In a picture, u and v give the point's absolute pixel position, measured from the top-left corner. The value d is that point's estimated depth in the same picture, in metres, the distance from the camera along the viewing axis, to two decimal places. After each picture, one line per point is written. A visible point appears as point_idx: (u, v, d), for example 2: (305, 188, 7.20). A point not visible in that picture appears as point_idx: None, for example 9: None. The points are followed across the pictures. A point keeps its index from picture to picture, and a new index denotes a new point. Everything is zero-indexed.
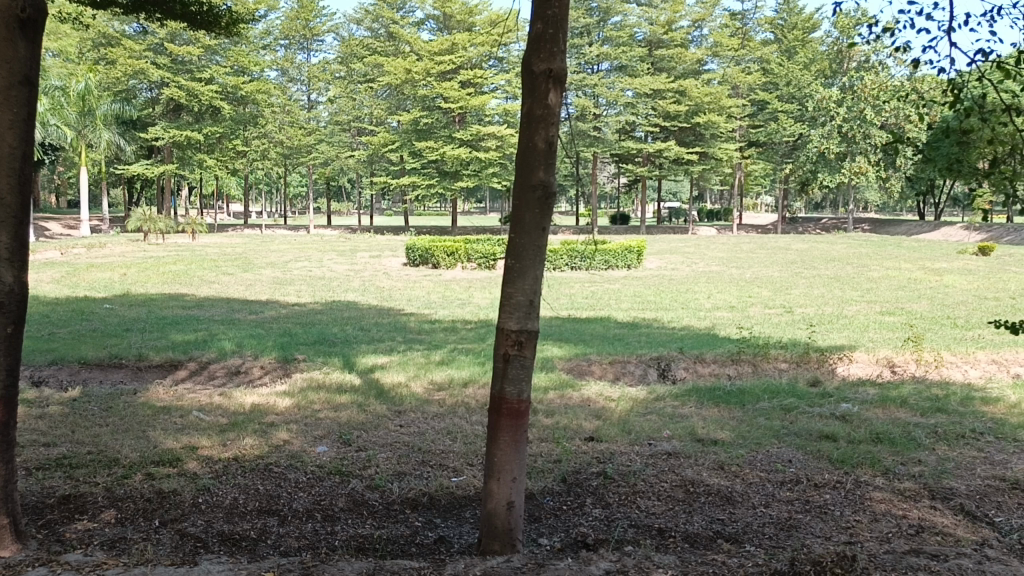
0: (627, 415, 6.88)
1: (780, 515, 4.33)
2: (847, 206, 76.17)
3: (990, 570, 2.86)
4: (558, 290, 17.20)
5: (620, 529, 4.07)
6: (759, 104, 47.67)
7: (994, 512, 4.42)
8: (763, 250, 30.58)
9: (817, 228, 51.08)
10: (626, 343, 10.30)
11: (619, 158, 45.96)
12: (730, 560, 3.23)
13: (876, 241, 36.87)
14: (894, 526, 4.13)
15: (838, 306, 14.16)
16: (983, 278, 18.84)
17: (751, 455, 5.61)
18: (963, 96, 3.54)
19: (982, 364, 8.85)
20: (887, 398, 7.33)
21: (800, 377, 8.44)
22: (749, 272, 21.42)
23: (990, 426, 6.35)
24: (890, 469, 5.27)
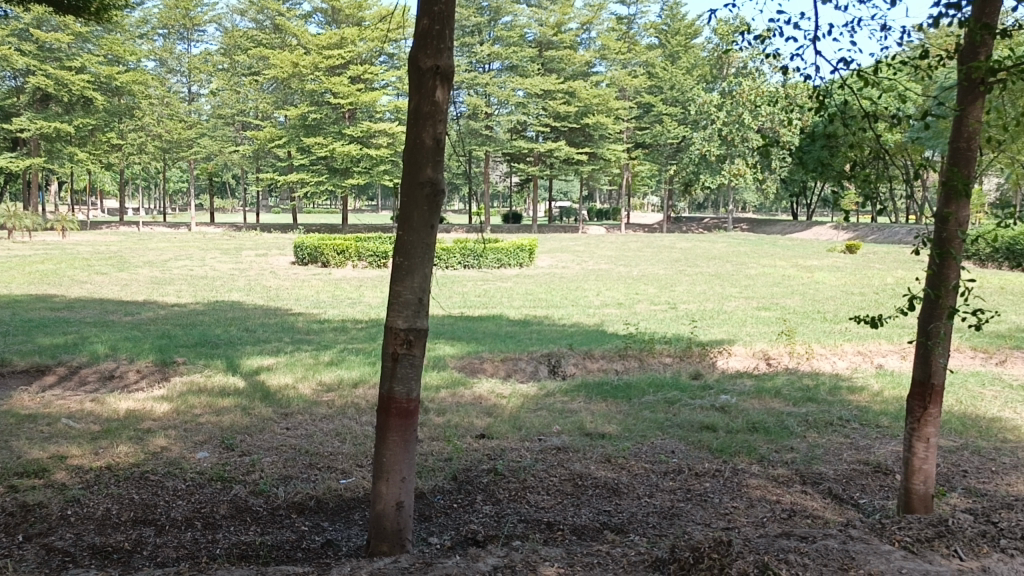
0: (518, 412, 6.94)
1: (664, 504, 4.48)
2: (727, 206, 79.58)
3: (854, 548, 3.03)
4: (450, 289, 17.16)
5: (509, 525, 4.10)
6: (645, 107, 49.00)
7: (858, 494, 4.71)
8: (649, 249, 31.50)
9: (699, 228, 53.06)
10: (517, 341, 10.40)
11: (510, 157, 46.24)
12: (614, 550, 3.30)
13: (754, 240, 38.59)
14: (768, 511, 4.33)
15: (718, 302, 14.75)
16: (849, 275, 20.04)
17: (637, 447, 5.77)
18: (830, 103, 3.69)
19: (849, 355, 9.41)
20: (762, 389, 7.68)
21: (682, 371, 8.75)
22: (636, 270, 22.01)
23: (855, 413, 6.74)
24: (765, 456, 5.52)
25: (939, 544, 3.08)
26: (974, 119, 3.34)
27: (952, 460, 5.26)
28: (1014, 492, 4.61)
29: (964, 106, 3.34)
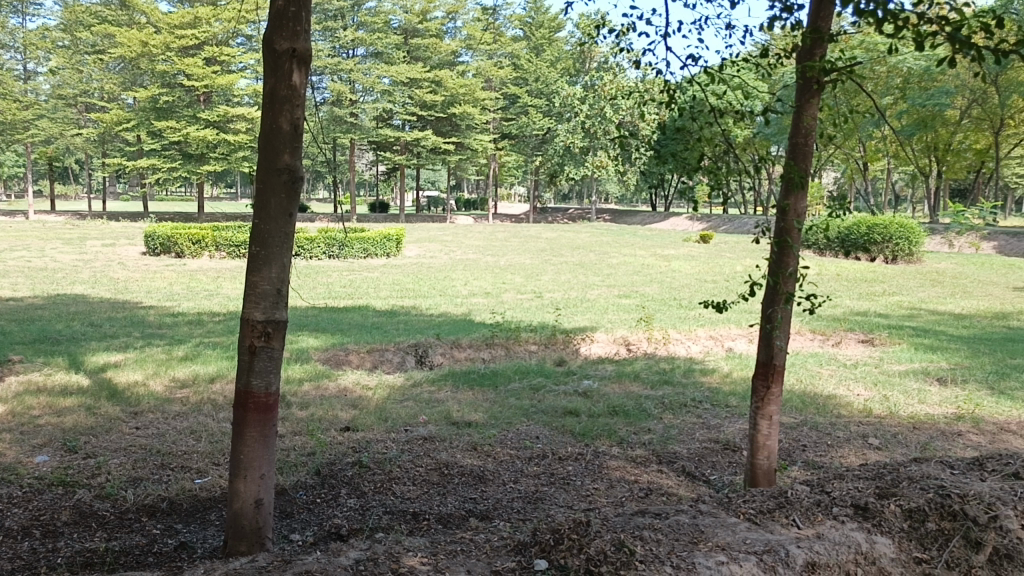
0: (384, 403, 6.88)
1: (529, 489, 4.56)
2: (591, 197, 81.96)
3: (704, 523, 3.18)
4: (314, 279, 16.74)
5: (374, 517, 4.04)
6: (511, 99, 49.54)
7: (710, 471, 4.96)
8: (516, 239, 31.87)
9: (564, 218, 54.24)
10: (384, 331, 10.29)
11: (376, 145, 45.53)
12: (477, 536, 3.33)
13: (616, 230, 39.85)
14: (627, 491, 4.49)
15: (581, 290, 15.12)
16: (702, 263, 21.08)
17: (502, 434, 5.83)
18: (680, 97, 3.82)
19: (702, 340, 9.87)
20: (622, 373, 7.96)
21: (547, 358, 8.93)
22: (502, 259, 22.24)
23: (707, 395, 7.10)
24: (624, 438, 5.72)
25: (780, 515, 3.29)
26: (811, 116, 3.56)
27: (793, 436, 5.64)
28: (846, 463, 5.00)
29: (801, 106, 3.57)
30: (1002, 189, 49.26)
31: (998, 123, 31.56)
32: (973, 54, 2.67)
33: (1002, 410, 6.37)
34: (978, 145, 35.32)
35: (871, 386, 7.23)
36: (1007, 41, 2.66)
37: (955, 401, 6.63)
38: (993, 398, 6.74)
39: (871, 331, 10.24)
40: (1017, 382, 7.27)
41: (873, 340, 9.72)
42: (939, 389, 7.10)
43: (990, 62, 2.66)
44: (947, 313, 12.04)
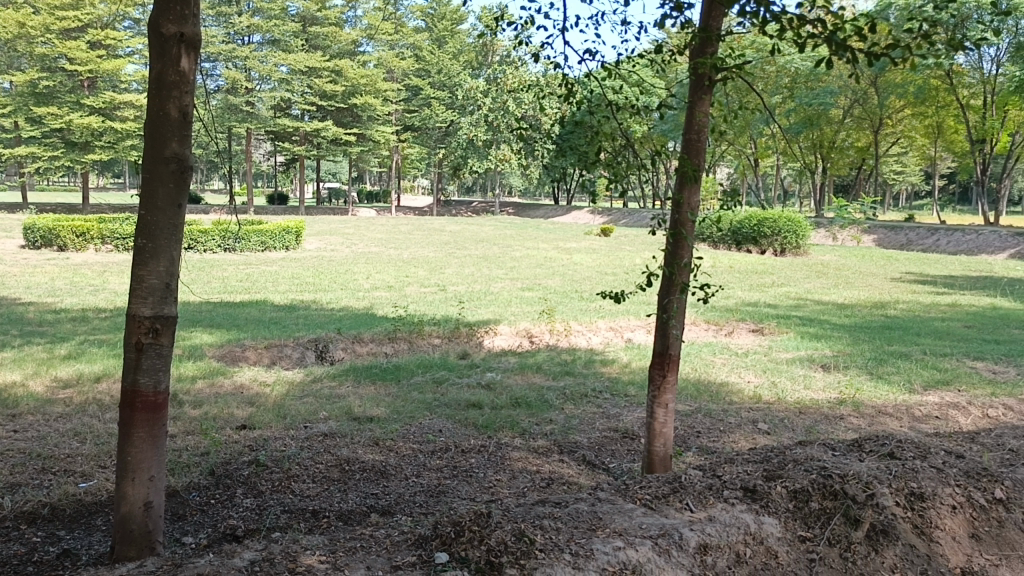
0: (283, 399, 6.72)
1: (431, 483, 4.55)
2: (495, 191, 82.36)
3: (602, 509, 3.25)
4: (208, 273, 16.16)
5: (272, 517, 3.95)
6: (413, 90, 49.22)
7: (609, 459, 5.07)
8: (419, 232, 31.67)
9: (467, 211, 54.24)
10: (282, 326, 10.04)
11: (274, 135, 44.33)
12: (377, 532, 3.29)
13: (519, 223, 40.12)
14: (529, 481, 4.53)
15: (485, 283, 15.15)
16: (603, 256, 21.47)
17: (404, 429, 5.79)
18: (580, 90, 3.85)
19: (602, 332, 10.06)
20: (525, 366, 8.02)
21: (450, 351, 8.91)
22: (405, 253, 22.06)
23: (607, 384, 7.25)
24: (526, 430, 5.77)
25: (674, 499, 3.39)
26: (702, 112, 3.67)
27: (687, 423, 5.82)
28: (737, 448, 5.21)
29: (694, 103, 3.67)
30: (881, 185, 52.15)
31: (877, 123, 33.41)
32: (849, 55, 2.80)
33: (879, 394, 6.76)
34: (860, 143, 37.31)
35: (761, 373, 7.54)
36: (878, 44, 2.81)
37: (837, 386, 7.00)
38: (871, 383, 7.14)
39: (761, 321, 10.66)
40: (894, 367, 7.72)
41: (763, 330, 10.12)
42: (822, 375, 7.48)
43: (864, 63, 2.79)
44: (831, 303, 12.67)
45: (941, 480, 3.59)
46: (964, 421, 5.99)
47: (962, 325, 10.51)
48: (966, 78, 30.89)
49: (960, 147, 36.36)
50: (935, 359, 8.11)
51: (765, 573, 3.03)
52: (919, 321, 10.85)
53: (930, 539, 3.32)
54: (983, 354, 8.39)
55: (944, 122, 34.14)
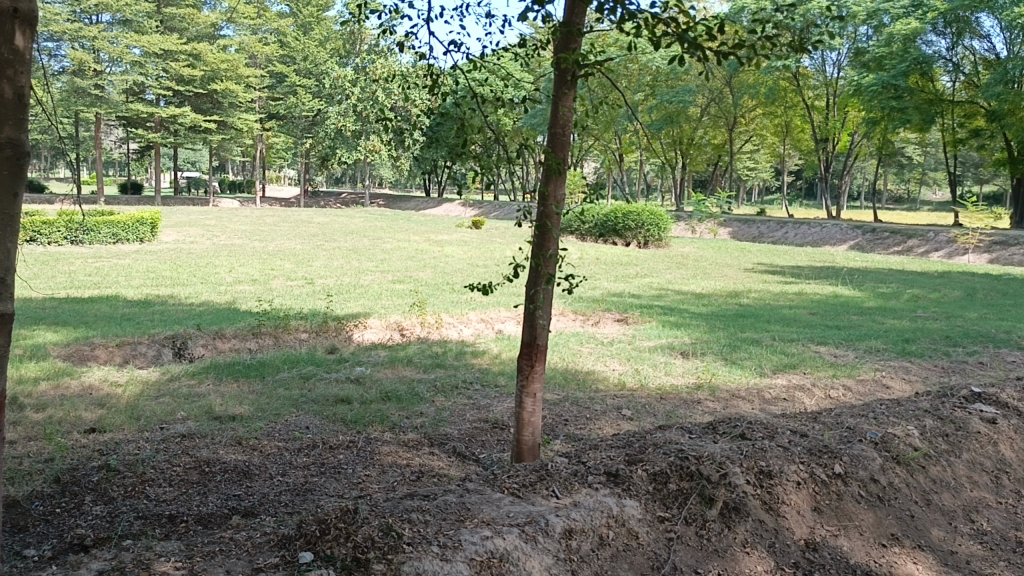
0: (137, 400, 6.36)
1: (297, 481, 4.43)
2: (364, 182, 81.24)
3: (470, 500, 3.26)
4: (53, 267, 15.06)
5: (124, 524, 3.71)
6: (277, 78, 47.75)
7: (479, 450, 5.11)
8: (286, 223, 30.72)
9: (336, 203, 53.19)
10: (137, 323, 9.50)
11: (127, 121, 41.84)
12: (238, 535, 3.18)
13: (389, 215, 39.66)
14: (398, 475, 4.50)
15: (355, 277, 14.86)
16: (474, 248, 21.57)
17: (269, 426, 5.62)
18: (445, 82, 3.83)
19: (473, 323, 10.09)
20: (395, 359, 7.95)
21: (318, 346, 8.70)
22: (271, 245, 21.35)
23: (478, 375, 7.30)
24: (396, 423, 5.72)
25: (540, 487, 3.45)
26: (566, 108, 3.74)
27: (555, 411, 5.94)
28: (602, 434, 5.36)
29: (558, 97, 3.73)
30: (735, 180, 55.03)
31: (731, 121, 35.19)
32: (699, 54, 2.93)
33: (733, 378, 7.13)
34: (717, 140, 39.14)
35: (625, 361, 7.81)
36: (726, 44, 2.96)
37: (695, 372, 7.34)
38: (726, 368, 7.54)
39: (626, 310, 11.01)
40: (746, 353, 8.17)
41: (627, 319, 10.46)
42: (682, 362, 7.82)
43: (713, 62, 2.93)
44: (690, 293, 13.24)
45: (786, 458, 3.83)
46: (808, 401, 6.42)
47: (807, 313, 11.24)
48: (810, 80, 33.04)
49: (805, 146, 38.86)
50: (784, 345, 8.64)
51: (626, 554, 3.14)
52: (769, 309, 11.53)
53: (777, 514, 3.53)
54: (824, 339, 9.00)
55: (791, 122, 36.44)
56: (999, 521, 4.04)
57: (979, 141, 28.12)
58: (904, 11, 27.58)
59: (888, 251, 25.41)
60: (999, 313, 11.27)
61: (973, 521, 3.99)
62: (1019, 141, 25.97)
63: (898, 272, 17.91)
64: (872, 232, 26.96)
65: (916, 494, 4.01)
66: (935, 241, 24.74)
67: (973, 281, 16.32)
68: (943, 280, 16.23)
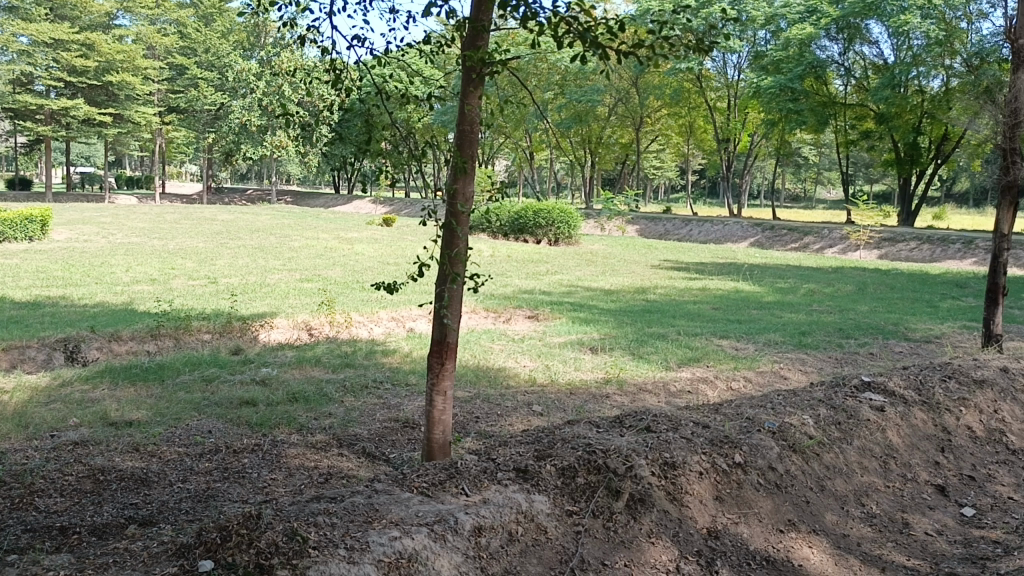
0: (24, 407, 6.01)
1: (199, 487, 4.28)
2: (270, 179, 79.31)
3: (378, 501, 3.22)
4: None
5: (10, 537, 3.50)
6: (178, 70, 46.07)
7: (389, 450, 5.06)
8: (187, 220, 29.64)
9: (242, 199, 51.72)
10: (25, 326, 8.98)
11: (14, 113, 39.51)
12: (134, 546, 3.05)
13: (297, 213, 38.74)
14: (306, 478, 4.40)
15: (260, 275, 14.47)
16: (385, 246, 21.32)
17: (168, 432, 5.40)
18: (348, 78, 3.76)
19: (384, 322, 9.98)
20: (302, 359, 7.79)
21: (222, 347, 8.43)
22: (171, 243, 20.56)
23: (388, 374, 7.23)
24: (304, 425, 5.60)
25: (450, 485, 3.43)
26: (472, 107, 3.73)
27: (466, 408, 5.93)
28: (513, 430, 5.37)
29: (466, 95, 3.72)
30: (642, 179, 56.20)
31: (639, 121, 35.88)
32: (602, 52, 2.97)
33: (640, 372, 7.29)
34: (625, 140, 39.77)
35: (536, 358, 7.86)
36: (626, 43, 3.01)
37: (604, 367, 7.45)
38: (633, 362, 7.68)
39: (537, 308, 11.09)
40: (652, 347, 8.37)
41: (538, 316, 10.53)
42: (591, 357, 7.93)
43: (614, 60, 2.97)
44: (599, 289, 13.44)
45: (690, 448, 3.93)
46: (711, 394, 6.61)
47: (710, 307, 11.58)
48: (713, 82, 33.95)
49: (709, 146, 39.96)
50: (688, 339, 8.88)
51: (534, 549, 3.17)
52: (674, 304, 11.83)
53: (680, 504, 3.63)
54: (727, 332, 9.29)
55: (695, 121, 37.54)
56: (886, 504, 4.27)
57: (869, 143, 29.52)
58: (800, 16, 28.69)
59: (786, 248, 26.44)
60: (888, 306, 11.88)
61: (863, 505, 4.20)
62: (905, 143, 27.40)
63: (796, 268, 18.64)
64: (771, 230, 28.00)
65: (811, 480, 4.19)
66: (829, 238, 25.94)
67: (864, 275, 17.15)
68: (837, 276, 16.97)
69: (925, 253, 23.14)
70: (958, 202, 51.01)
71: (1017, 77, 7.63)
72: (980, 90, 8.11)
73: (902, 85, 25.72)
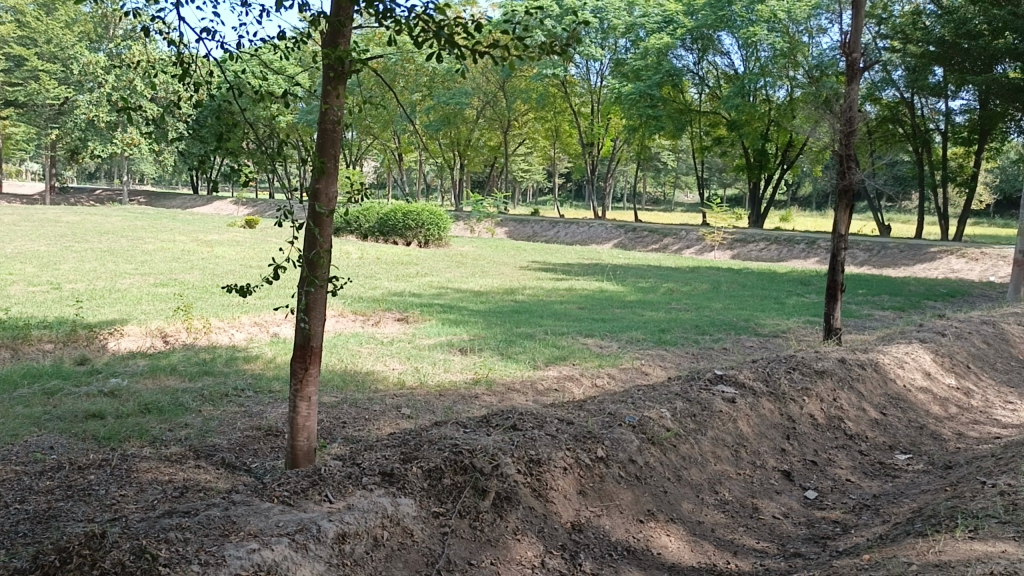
0: None
1: (38, 508, 3.96)
2: (121, 178, 75.08)
3: (235, 513, 3.09)
4: None
5: None
6: (15, 60, 42.84)
7: (251, 459, 4.86)
8: (27, 222, 27.62)
9: (90, 200, 48.68)
10: None
11: None
12: None
13: (151, 213, 36.80)
14: (159, 492, 4.17)
15: (110, 280, 13.65)
16: (247, 248, 20.60)
17: (3, 450, 4.99)
18: (198, 74, 3.59)
19: (246, 327, 9.62)
20: (157, 368, 7.38)
21: (66, 357, 7.87)
22: (8, 246, 19.04)
23: (250, 381, 6.96)
24: (158, 437, 5.30)
25: (313, 493, 3.34)
26: (332, 109, 3.65)
27: (332, 414, 5.78)
28: (380, 434, 5.29)
29: (325, 95, 3.64)
30: (510, 181, 56.94)
31: (506, 124, 36.33)
32: (456, 50, 2.95)
33: (508, 371, 7.37)
34: (492, 142, 40.05)
35: (405, 360, 7.79)
36: (481, 43, 3.02)
37: (473, 367, 7.48)
38: (502, 362, 7.76)
39: (406, 310, 11.00)
40: (521, 347, 8.48)
41: (407, 318, 10.45)
42: (461, 358, 7.94)
43: (470, 59, 2.97)
44: (469, 291, 13.48)
45: (554, 445, 4.00)
46: (578, 390, 6.77)
47: (576, 307, 11.85)
48: (577, 88, 34.70)
49: (573, 150, 40.83)
50: (555, 338, 9.05)
51: (400, 552, 3.13)
52: (542, 304, 12.04)
53: (546, 500, 3.69)
54: (592, 331, 9.54)
55: (561, 126, 38.28)
56: (738, 490, 4.50)
57: (722, 148, 31.07)
58: (658, 26, 29.80)
59: (647, 249, 27.45)
60: (739, 304, 12.53)
61: (716, 492, 4.41)
62: (754, 149, 28.98)
63: (656, 268, 19.36)
64: (633, 231, 28.99)
65: (668, 471, 4.35)
66: (686, 239, 27.17)
67: (718, 275, 18.05)
68: (693, 275, 17.76)
69: (773, 253, 24.57)
70: (802, 204, 54.57)
71: (851, 88, 8.24)
72: (821, 100, 8.70)
73: (751, 94, 27.19)
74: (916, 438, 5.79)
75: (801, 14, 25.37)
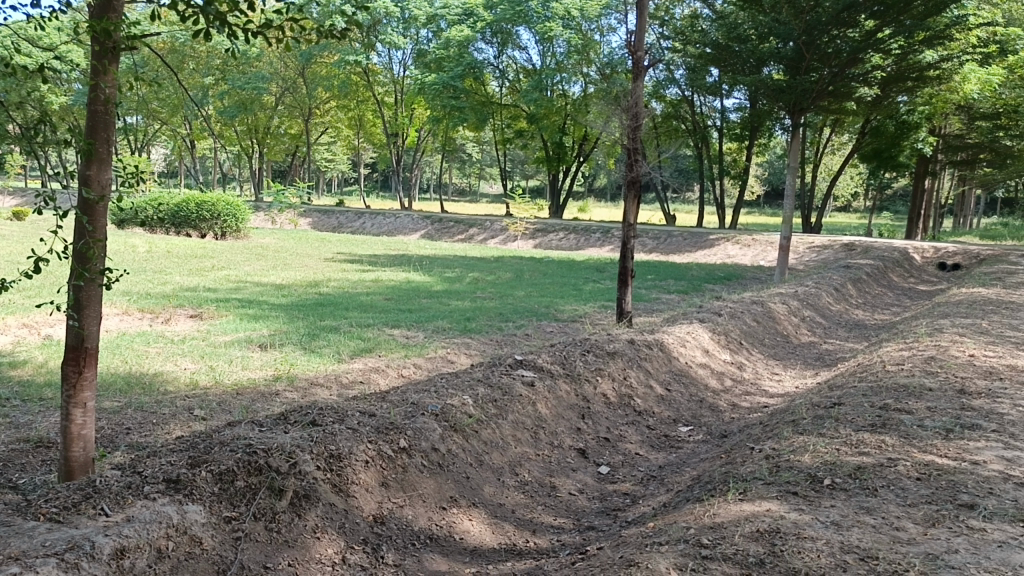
0: None
1: None
2: None
3: None
4: None
5: None
6: None
7: (17, 476, 4.38)
8: None
9: None
10: None
11: None
12: None
13: None
14: None
15: None
16: (14, 242, 18.60)
17: None
18: None
19: (12, 330, 8.68)
20: None
21: None
22: None
23: (16, 390, 6.28)
24: None
25: (86, 506, 3.06)
26: (104, 88, 3.34)
27: (114, 420, 5.34)
28: (169, 438, 4.96)
29: (96, 73, 3.32)
30: (313, 171, 55.52)
31: (307, 112, 35.29)
32: (227, 28, 2.82)
33: (311, 367, 7.15)
34: (293, 130, 38.72)
35: (197, 359, 7.34)
36: (254, 22, 2.91)
37: (273, 364, 7.20)
38: (304, 357, 7.52)
39: (199, 306, 10.38)
40: (324, 341, 8.24)
41: (201, 315, 9.85)
42: (259, 355, 7.62)
43: (243, 38, 2.84)
44: (269, 284, 12.94)
45: (355, 439, 3.93)
46: (382, 381, 6.70)
47: (382, 298, 11.71)
48: (380, 77, 34.26)
49: (377, 139, 40.35)
50: (360, 330, 8.90)
51: (188, 563, 2.95)
52: (346, 296, 11.80)
53: (347, 495, 3.61)
54: (397, 322, 9.47)
55: (364, 115, 37.71)
56: (537, 471, 4.65)
57: (522, 141, 31.85)
58: (458, 18, 30.06)
59: (452, 240, 27.70)
60: (541, 291, 12.95)
61: (516, 474, 4.53)
62: (552, 142, 30.02)
63: (461, 258, 19.60)
64: (438, 222, 29.17)
65: (470, 456, 4.40)
66: (491, 229, 27.70)
67: (520, 263, 18.54)
68: (496, 264, 18.13)
69: (572, 242, 25.59)
70: (598, 196, 57.36)
71: (636, 85, 8.71)
72: (611, 97, 9.17)
73: (548, 88, 28.19)
74: (697, 411, 6.26)
75: (593, 12, 26.95)
